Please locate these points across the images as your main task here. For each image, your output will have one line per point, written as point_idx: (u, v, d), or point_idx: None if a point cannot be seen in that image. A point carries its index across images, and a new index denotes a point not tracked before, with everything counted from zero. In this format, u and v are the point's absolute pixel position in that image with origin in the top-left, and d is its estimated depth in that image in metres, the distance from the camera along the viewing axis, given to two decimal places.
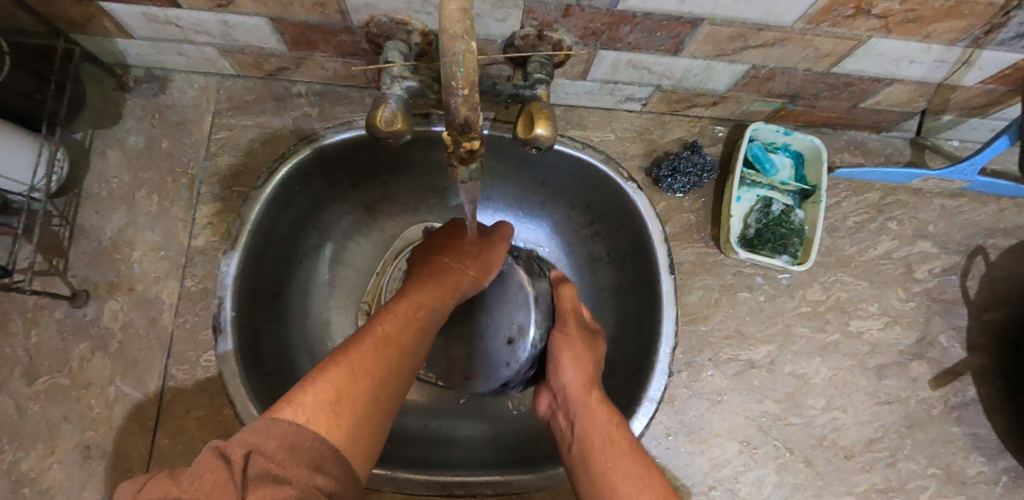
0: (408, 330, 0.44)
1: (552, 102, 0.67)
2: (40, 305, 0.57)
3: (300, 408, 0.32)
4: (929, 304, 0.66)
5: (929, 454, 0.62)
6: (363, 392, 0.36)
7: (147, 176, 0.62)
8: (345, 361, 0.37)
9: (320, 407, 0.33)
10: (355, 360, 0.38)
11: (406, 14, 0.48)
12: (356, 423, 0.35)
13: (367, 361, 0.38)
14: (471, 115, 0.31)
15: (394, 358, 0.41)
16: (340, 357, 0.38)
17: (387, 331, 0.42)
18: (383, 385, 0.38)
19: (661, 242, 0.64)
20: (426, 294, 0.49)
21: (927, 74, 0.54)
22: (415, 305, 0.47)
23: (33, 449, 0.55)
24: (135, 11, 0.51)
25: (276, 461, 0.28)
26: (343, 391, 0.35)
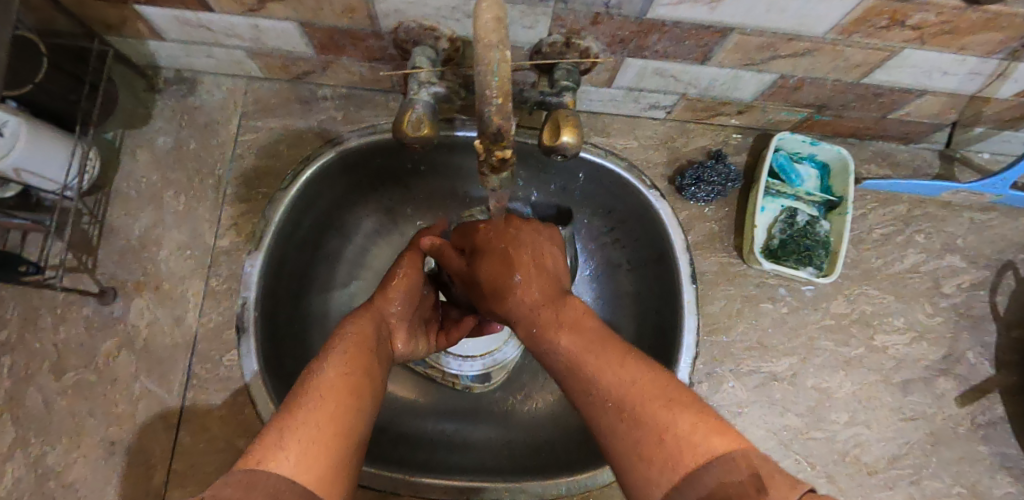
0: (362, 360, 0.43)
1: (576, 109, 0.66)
2: (69, 302, 0.58)
3: (256, 459, 0.31)
4: (957, 319, 0.65)
5: (955, 473, 0.61)
6: (323, 425, 0.35)
7: (175, 177, 0.63)
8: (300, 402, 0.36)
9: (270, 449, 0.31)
10: (305, 400, 0.36)
11: (435, 21, 0.49)
12: (317, 454, 0.32)
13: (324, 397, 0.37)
14: (504, 125, 0.30)
15: (351, 389, 0.39)
16: (288, 404, 0.36)
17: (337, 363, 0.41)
18: (343, 418, 0.37)
19: (683, 251, 0.63)
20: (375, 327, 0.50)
21: (960, 86, 0.53)
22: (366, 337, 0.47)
23: (59, 443, 0.56)
24: (168, 15, 0.52)
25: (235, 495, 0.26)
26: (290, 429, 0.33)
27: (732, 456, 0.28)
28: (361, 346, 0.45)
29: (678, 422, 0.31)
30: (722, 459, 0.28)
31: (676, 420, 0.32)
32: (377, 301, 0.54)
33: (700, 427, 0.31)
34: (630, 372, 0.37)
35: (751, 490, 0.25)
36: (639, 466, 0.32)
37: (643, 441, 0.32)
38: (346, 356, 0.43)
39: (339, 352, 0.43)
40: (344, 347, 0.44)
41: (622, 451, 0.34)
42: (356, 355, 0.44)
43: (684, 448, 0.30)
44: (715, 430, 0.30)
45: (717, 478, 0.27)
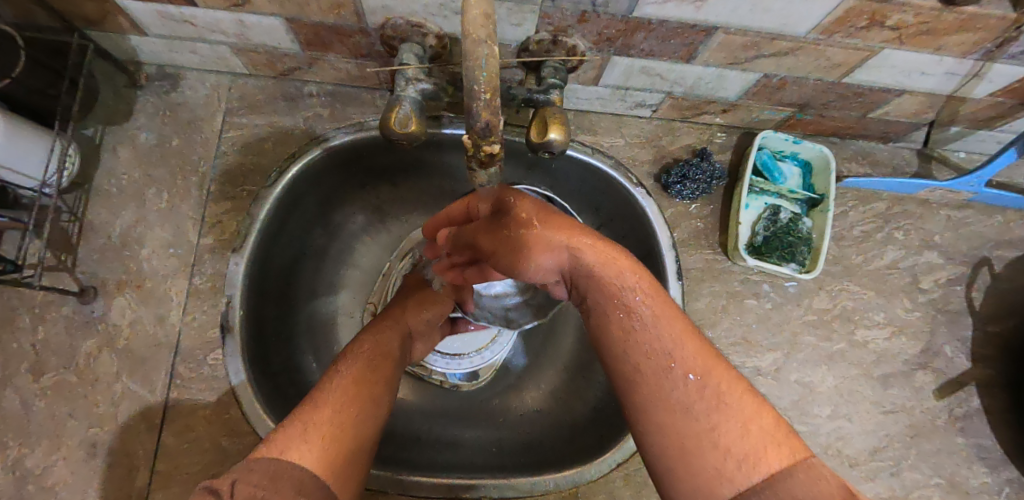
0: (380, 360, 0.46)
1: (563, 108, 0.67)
2: (48, 301, 0.57)
3: (276, 448, 0.34)
4: (935, 314, 0.67)
5: (933, 464, 0.63)
6: (339, 418, 0.37)
7: (158, 174, 0.62)
8: (320, 396, 0.39)
9: (291, 439, 0.35)
10: (326, 397, 0.39)
11: (422, 17, 0.48)
12: (329, 449, 0.35)
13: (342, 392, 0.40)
14: (492, 119, 0.31)
15: (369, 386, 0.42)
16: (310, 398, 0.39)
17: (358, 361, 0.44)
18: (358, 414, 0.39)
19: (670, 248, 0.64)
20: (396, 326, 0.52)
21: (937, 86, 0.54)
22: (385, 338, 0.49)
23: (38, 445, 0.54)
24: (150, 8, 0.51)
25: (260, 484, 0.30)
26: (311, 421, 0.36)
27: (806, 467, 0.29)
28: (383, 348, 0.47)
29: (747, 422, 0.32)
30: (802, 469, 0.29)
31: (747, 416, 0.32)
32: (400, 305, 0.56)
33: (766, 427, 0.32)
34: (699, 352, 0.35)
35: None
36: (701, 456, 0.32)
37: (712, 433, 0.32)
38: (368, 356, 0.45)
39: (362, 352, 0.45)
40: (367, 347, 0.46)
41: (680, 433, 0.33)
42: (377, 355, 0.46)
43: (761, 451, 0.30)
44: (783, 437, 0.31)
45: (803, 489, 0.28)
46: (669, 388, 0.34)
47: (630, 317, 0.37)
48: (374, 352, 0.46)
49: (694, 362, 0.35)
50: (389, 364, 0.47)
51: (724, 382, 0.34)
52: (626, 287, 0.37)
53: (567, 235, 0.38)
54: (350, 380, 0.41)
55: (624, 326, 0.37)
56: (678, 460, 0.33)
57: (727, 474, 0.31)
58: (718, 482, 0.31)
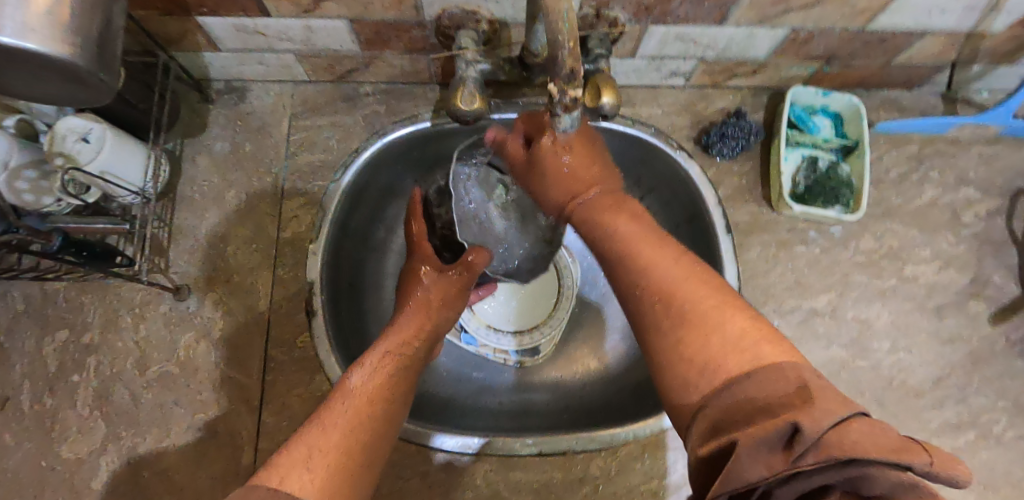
0: (389, 378, 0.46)
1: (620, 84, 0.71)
2: (147, 301, 0.62)
3: (277, 474, 0.31)
4: (979, 245, 0.69)
5: (997, 388, 0.64)
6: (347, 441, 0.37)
7: (235, 177, 0.66)
8: (328, 419, 0.38)
9: (296, 461, 0.33)
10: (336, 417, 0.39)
11: (477, 4, 0.53)
12: (337, 477, 0.34)
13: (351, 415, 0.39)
14: (576, 65, 0.34)
15: (378, 406, 0.42)
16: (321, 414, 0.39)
17: (367, 382, 0.44)
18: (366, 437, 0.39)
19: (716, 205, 0.67)
20: (400, 336, 0.51)
21: (958, 24, 0.58)
22: (391, 349, 0.49)
23: (149, 433, 0.58)
24: (228, 23, 0.57)
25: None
26: (319, 446, 0.35)
27: (777, 365, 0.26)
28: (394, 362, 0.48)
29: (732, 324, 0.31)
30: (765, 370, 0.26)
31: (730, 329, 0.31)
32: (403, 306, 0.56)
33: (748, 339, 0.30)
34: (678, 276, 0.36)
35: (794, 402, 0.23)
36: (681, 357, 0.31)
37: (701, 333, 0.31)
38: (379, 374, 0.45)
39: (374, 367, 0.46)
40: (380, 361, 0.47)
41: (664, 353, 0.33)
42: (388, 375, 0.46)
43: (723, 357, 0.29)
44: (755, 344, 0.29)
45: (758, 389, 0.25)
46: (644, 309, 0.36)
47: (623, 252, 0.40)
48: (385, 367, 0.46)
49: (679, 284, 0.35)
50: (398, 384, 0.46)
51: (712, 303, 0.33)
52: (616, 227, 0.43)
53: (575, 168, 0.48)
54: (358, 403, 0.41)
55: (616, 263, 0.41)
56: (662, 377, 0.33)
57: (694, 386, 0.30)
58: (696, 382, 0.30)
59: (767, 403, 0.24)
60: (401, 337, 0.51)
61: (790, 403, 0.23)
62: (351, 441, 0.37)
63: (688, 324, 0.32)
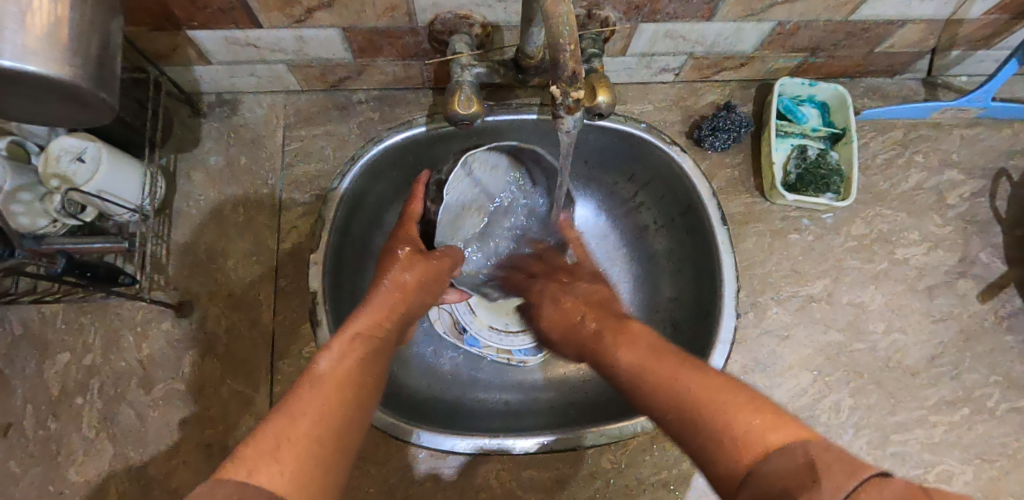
0: (358, 358, 0.43)
1: (614, 82, 0.72)
2: (148, 319, 0.61)
3: (244, 467, 0.30)
4: (965, 225, 0.71)
5: (988, 363, 0.66)
6: (314, 430, 0.35)
7: (231, 191, 0.66)
8: (293, 406, 0.36)
9: (261, 455, 0.31)
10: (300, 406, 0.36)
11: (469, 8, 0.53)
12: (307, 466, 0.32)
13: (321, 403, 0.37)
14: (577, 67, 0.35)
15: (349, 388, 0.40)
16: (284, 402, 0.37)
17: (337, 363, 0.42)
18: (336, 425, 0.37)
19: (710, 197, 0.69)
20: (369, 316, 0.49)
21: (936, 11, 0.59)
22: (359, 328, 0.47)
23: (158, 452, 0.58)
24: (219, 36, 0.56)
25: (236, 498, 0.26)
26: (285, 435, 0.33)
27: (811, 444, 0.29)
28: (360, 344, 0.45)
29: (743, 401, 0.36)
30: (786, 449, 0.30)
31: (743, 414, 0.35)
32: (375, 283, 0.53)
33: (760, 414, 0.34)
34: (695, 380, 0.40)
35: (806, 480, 0.26)
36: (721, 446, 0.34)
37: (717, 423, 0.35)
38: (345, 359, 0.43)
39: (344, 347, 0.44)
40: (346, 345, 0.44)
41: (697, 451, 0.37)
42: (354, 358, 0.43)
43: (752, 438, 0.32)
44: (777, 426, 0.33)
45: (779, 469, 0.29)
46: (673, 412, 0.40)
47: (636, 372, 0.46)
48: (353, 348, 0.44)
49: (693, 385, 0.40)
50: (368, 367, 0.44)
51: (722, 394, 0.37)
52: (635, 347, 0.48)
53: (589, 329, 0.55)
54: (323, 391, 0.38)
55: (639, 375, 0.45)
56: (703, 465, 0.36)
57: (729, 471, 0.33)
58: (737, 462, 0.32)
59: (784, 484, 0.27)
60: (373, 318, 0.49)
61: (802, 482, 0.26)
62: (320, 433, 0.35)
63: (710, 418, 0.36)
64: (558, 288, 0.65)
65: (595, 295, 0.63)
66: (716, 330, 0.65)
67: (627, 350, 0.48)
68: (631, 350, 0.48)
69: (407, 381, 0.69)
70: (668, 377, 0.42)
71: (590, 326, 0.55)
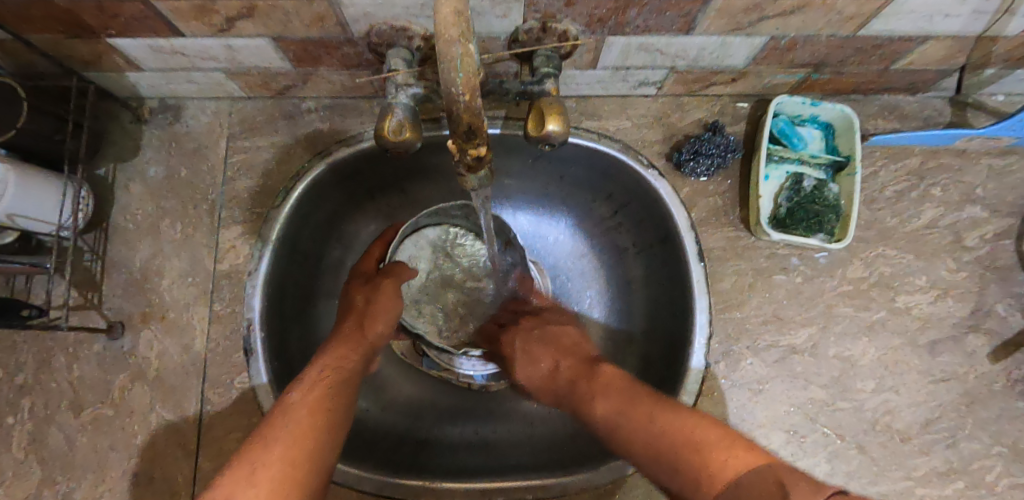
0: (337, 386, 0.48)
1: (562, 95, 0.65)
2: (79, 340, 0.59)
3: (225, 490, 0.35)
4: (983, 272, 0.62)
5: (992, 432, 0.59)
6: (309, 457, 0.41)
7: (170, 205, 0.63)
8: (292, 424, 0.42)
9: (241, 475, 0.37)
10: None
11: (406, 20, 0.47)
12: (283, 487, 0.37)
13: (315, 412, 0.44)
14: (475, 121, 0.29)
15: (338, 404, 0.47)
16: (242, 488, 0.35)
17: (308, 391, 0.46)
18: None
19: (688, 230, 0.60)
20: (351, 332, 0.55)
21: (964, 28, 0.50)
22: (336, 358, 0.51)
23: (84, 478, 0.57)
24: (142, 44, 0.51)
25: None
26: (260, 461, 0.38)
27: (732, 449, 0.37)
28: (315, 419, 0.43)
29: (704, 430, 0.40)
30: (733, 456, 0.37)
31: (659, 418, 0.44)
32: (347, 325, 0.56)
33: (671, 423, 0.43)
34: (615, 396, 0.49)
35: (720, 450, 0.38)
36: (695, 485, 0.37)
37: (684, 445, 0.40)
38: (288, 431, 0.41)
39: (319, 376, 0.48)
40: (296, 414, 0.43)
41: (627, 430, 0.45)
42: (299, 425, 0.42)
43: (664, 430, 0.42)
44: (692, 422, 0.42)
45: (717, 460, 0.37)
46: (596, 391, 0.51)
47: (616, 420, 0.47)
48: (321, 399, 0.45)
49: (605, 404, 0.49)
50: (309, 442, 0.42)
51: (708, 429, 0.40)
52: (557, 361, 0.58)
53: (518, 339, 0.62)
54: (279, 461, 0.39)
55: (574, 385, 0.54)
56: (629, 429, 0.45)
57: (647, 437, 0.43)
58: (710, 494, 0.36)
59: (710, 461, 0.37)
60: (338, 353, 0.52)
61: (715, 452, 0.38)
62: (288, 473, 0.38)
63: (701, 455, 0.38)
64: (531, 327, 0.64)
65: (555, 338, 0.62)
66: (681, 380, 0.59)
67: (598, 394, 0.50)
68: (603, 400, 0.49)
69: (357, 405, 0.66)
70: (643, 424, 0.44)
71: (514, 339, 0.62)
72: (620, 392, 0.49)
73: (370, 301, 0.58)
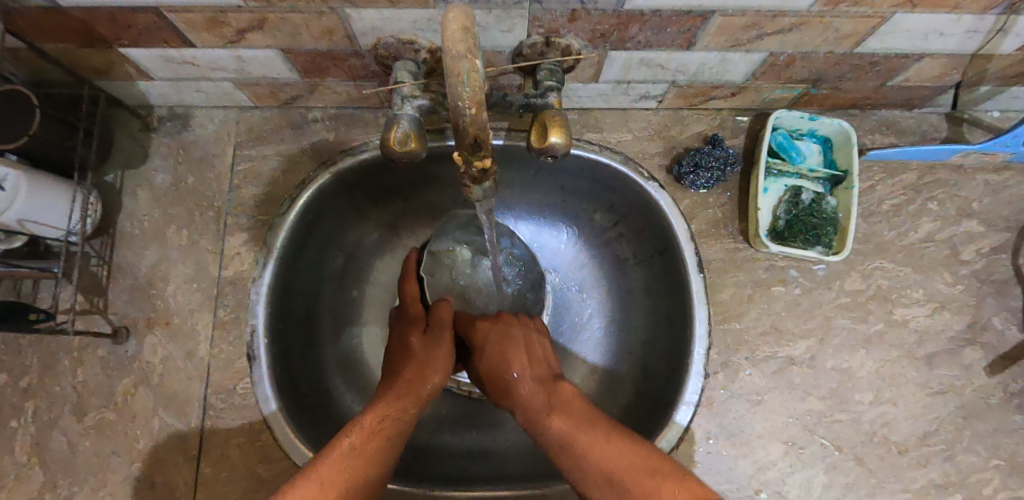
0: (389, 442, 0.44)
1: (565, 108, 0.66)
2: (84, 344, 0.60)
3: None
4: (980, 286, 0.63)
5: (990, 445, 0.59)
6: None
7: (176, 212, 0.63)
8: (333, 472, 0.38)
9: None
10: None
11: (412, 34, 0.48)
12: None
13: (355, 470, 0.39)
14: (480, 134, 0.30)
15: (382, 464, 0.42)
16: None
17: (365, 440, 0.42)
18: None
19: (688, 241, 0.61)
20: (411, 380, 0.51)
21: (958, 46, 0.51)
22: (389, 407, 0.47)
23: (86, 483, 0.57)
24: (154, 54, 0.53)
25: None
26: None
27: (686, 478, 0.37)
28: (355, 479, 0.39)
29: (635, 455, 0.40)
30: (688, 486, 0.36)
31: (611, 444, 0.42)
32: (412, 367, 0.52)
33: (615, 445, 0.42)
34: (569, 416, 0.46)
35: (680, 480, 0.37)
36: None
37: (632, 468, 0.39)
38: (332, 480, 0.37)
39: (372, 424, 0.44)
40: (344, 465, 0.39)
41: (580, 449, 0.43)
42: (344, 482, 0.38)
43: (616, 455, 0.41)
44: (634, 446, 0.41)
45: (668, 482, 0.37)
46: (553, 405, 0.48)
47: (568, 439, 0.44)
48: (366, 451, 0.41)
49: (562, 427, 0.45)
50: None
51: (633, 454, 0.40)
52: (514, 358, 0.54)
53: (489, 333, 0.56)
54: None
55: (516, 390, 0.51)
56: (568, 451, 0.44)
57: (604, 466, 0.41)
58: None
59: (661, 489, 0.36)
60: (401, 404, 0.48)
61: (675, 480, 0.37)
62: None
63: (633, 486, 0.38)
64: (513, 323, 0.58)
65: (522, 342, 0.56)
66: (680, 391, 0.59)
67: (544, 413, 0.47)
68: (561, 415, 0.46)
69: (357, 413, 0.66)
70: (591, 450, 0.42)
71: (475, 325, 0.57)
72: (572, 412, 0.47)
73: (434, 349, 0.54)
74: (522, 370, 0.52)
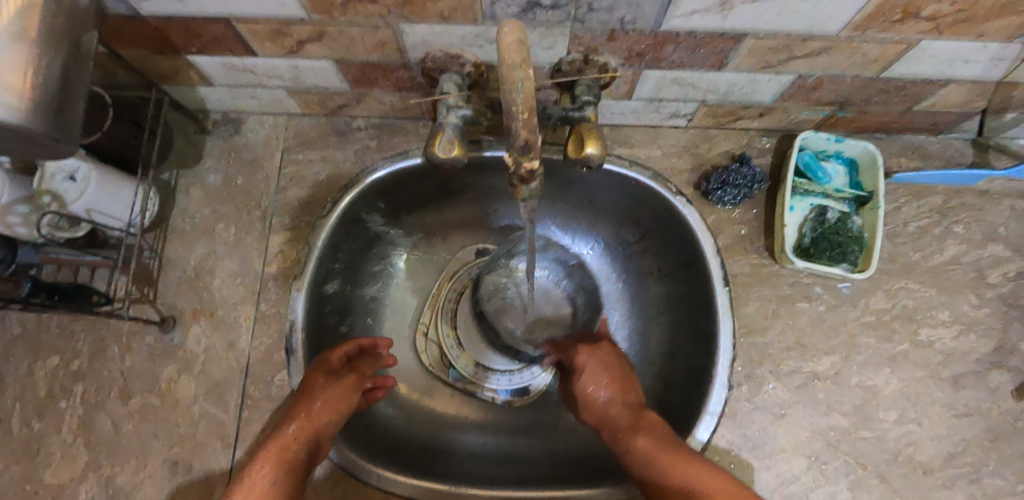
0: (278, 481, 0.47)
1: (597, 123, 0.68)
2: (134, 331, 0.63)
3: None
4: (1006, 309, 0.63)
5: (1017, 470, 0.59)
6: None
7: (225, 210, 0.67)
8: None
9: None
10: None
11: (460, 49, 0.51)
12: None
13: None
14: (530, 137, 0.33)
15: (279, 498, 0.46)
16: None
17: (242, 498, 0.45)
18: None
19: (714, 255, 0.63)
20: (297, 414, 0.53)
21: (984, 73, 0.52)
22: (275, 453, 0.49)
23: (127, 464, 0.59)
24: (217, 62, 0.57)
25: None
26: None
27: None
28: None
29: (711, 480, 0.47)
30: None
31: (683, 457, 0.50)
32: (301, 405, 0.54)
33: (710, 471, 0.48)
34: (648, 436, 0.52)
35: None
36: None
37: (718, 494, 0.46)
38: None
39: (257, 474, 0.47)
40: None
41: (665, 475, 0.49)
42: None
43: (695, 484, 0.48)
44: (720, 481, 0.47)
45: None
46: (643, 423, 0.54)
47: (652, 456, 0.50)
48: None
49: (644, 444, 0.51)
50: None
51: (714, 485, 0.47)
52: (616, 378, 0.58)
53: (588, 353, 0.60)
54: None
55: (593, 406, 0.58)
56: (657, 479, 0.49)
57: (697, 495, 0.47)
58: None
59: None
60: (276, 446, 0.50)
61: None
62: None
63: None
64: (606, 348, 0.61)
65: (618, 367, 0.60)
66: (704, 403, 0.60)
67: (635, 427, 0.54)
68: (646, 435, 0.52)
69: (385, 412, 0.68)
70: (682, 475, 0.48)
71: (592, 350, 0.60)
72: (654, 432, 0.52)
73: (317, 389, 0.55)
74: (611, 394, 0.57)
